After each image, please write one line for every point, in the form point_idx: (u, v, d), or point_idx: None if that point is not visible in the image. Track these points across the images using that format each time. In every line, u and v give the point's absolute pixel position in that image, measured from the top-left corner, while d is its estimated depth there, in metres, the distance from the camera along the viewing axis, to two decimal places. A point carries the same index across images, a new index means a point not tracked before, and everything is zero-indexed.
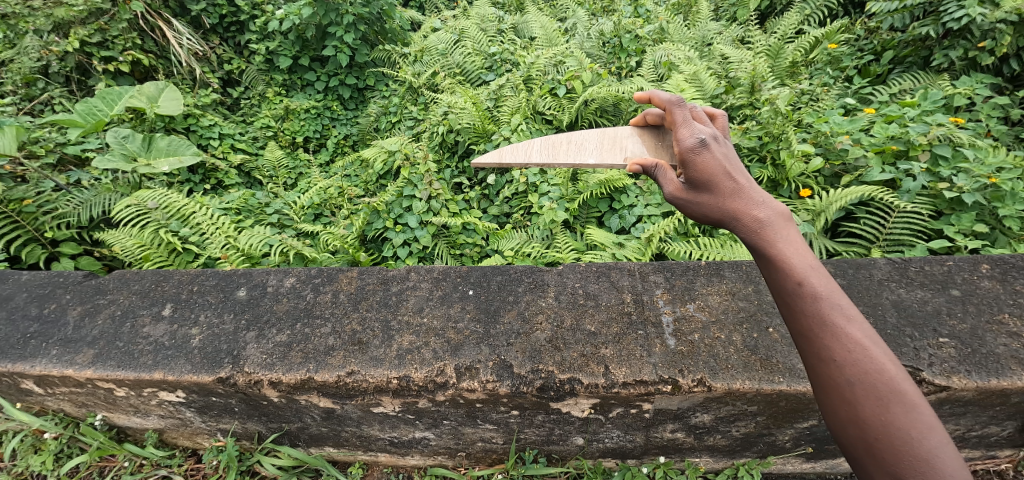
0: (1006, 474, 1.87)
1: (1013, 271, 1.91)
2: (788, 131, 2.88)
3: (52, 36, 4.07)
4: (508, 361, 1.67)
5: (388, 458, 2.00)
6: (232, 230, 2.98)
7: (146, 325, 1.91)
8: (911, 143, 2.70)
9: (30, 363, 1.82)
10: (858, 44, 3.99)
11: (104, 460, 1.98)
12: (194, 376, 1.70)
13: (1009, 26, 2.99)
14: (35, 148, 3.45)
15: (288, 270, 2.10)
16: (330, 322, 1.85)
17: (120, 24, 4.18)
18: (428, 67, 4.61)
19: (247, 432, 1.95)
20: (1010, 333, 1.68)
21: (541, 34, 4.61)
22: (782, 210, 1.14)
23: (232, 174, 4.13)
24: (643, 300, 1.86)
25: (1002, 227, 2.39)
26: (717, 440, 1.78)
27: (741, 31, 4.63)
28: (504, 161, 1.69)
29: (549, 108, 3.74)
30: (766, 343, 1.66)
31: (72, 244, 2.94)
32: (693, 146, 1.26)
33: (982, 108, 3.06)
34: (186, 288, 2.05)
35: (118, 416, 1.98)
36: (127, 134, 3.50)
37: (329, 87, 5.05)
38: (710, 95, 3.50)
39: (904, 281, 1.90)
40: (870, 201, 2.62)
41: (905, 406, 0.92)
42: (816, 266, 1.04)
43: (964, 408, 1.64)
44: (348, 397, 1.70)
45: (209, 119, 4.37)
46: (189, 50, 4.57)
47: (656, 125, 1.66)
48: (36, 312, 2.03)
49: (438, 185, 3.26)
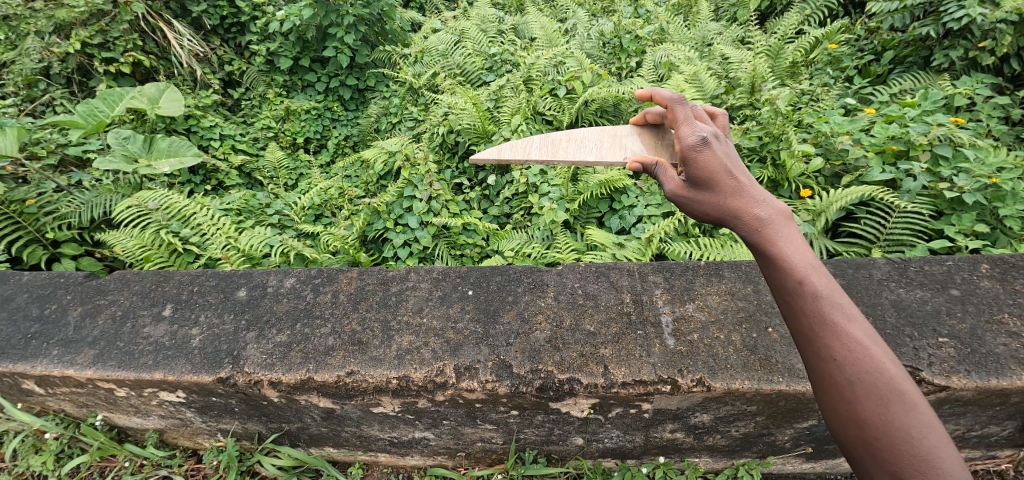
0: (1006, 474, 1.87)
1: (1013, 271, 1.91)
2: (788, 131, 2.88)
3: (53, 38, 4.08)
4: (508, 361, 1.67)
5: (388, 458, 2.00)
6: (233, 231, 2.99)
7: (147, 325, 1.91)
8: (912, 143, 2.70)
9: (32, 363, 1.83)
10: (858, 44, 3.99)
11: (104, 460, 1.99)
12: (194, 376, 1.71)
13: (1009, 26, 2.99)
14: (36, 149, 3.45)
15: (289, 271, 2.10)
16: (330, 323, 1.86)
17: (121, 26, 4.19)
18: (428, 68, 4.61)
19: (247, 433, 1.95)
20: (1010, 333, 1.68)
21: (541, 34, 4.62)
22: (783, 209, 1.14)
23: (232, 175, 4.13)
24: (643, 300, 1.86)
25: (1003, 227, 2.39)
26: (717, 440, 1.78)
27: (741, 31, 4.63)
28: (502, 157, 1.69)
29: (549, 108, 3.75)
30: (766, 343, 1.66)
31: (74, 245, 2.95)
32: (694, 144, 1.27)
33: (982, 107, 3.05)
34: (186, 288, 2.06)
35: (118, 416, 1.98)
36: (128, 135, 3.51)
37: (330, 88, 5.06)
38: (710, 95, 3.50)
39: (904, 280, 1.90)
40: (870, 201, 2.62)
41: (905, 405, 0.92)
42: (817, 265, 1.04)
43: (964, 408, 1.64)
44: (348, 397, 1.71)
45: (210, 120, 4.38)
46: (190, 51, 4.58)
47: (656, 124, 1.66)
48: (37, 313, 2.04)
49: (438, 185, 3.25)
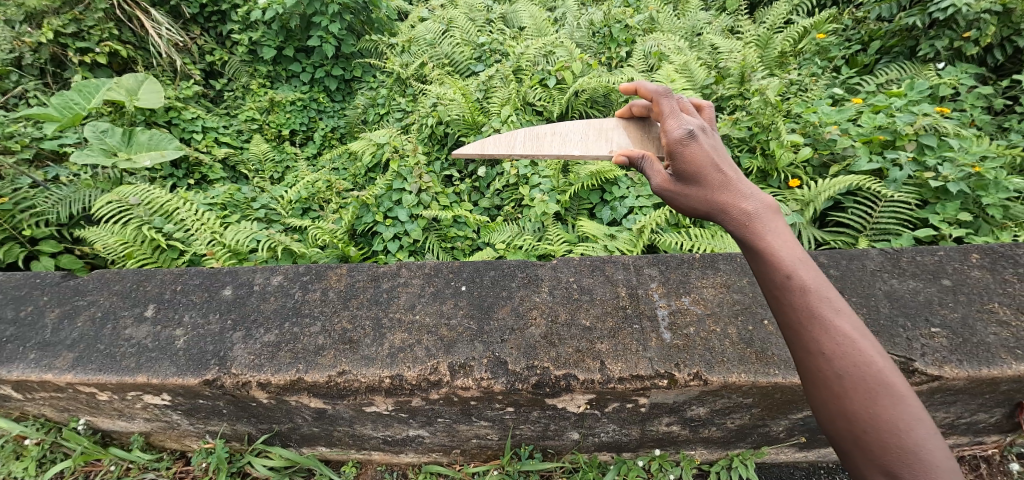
0: (993, 459, 1.90)
1: (1002, 261, 1.93)
2: (777, 121, 2.87)
3: (24, 27, 3.94)
4: (502, 358, 1.64)
5: (382, 457, 1.97)
6: (218, 226, 2.95)
7: (128, 327, 1.85)
8: (899, 133, 2.72)
9: (7, 368, 1.76)
10: (847, 34, 3.99)
11: (88, 465, 1.94)
12: (179, 379, 1.66)
13: (993, 16, 3.00)
14: (10, 143, 3.29)
15: (275, 269, 2.05)
16: (319, 321, 1.81)
17: (96, 14, 4.05)
18: (415, 57, 4.50)
19: (236, 434, 1.91)
20: (999, 322, 1.70)
21: (530, 24, 4.58)
22: (770, 203, 1.12)
23: (216, 168, 4.03)
24: (638, 294, 1.85)
25: (985, 216, 2.41)
26: (711, 432, 1.79)
27: (730, 21, 4.62)
28: (485, 152, 1.69)
29: (539, 99, 3.69)
30: (761, 336, 1.66)
31: (52, 242, 2.80)
32: (681, 137, 1.24)
33: (967, 97, 3.07)
34: (169, 288, 2.00)
35: (102, 420, 1.93)
36: (106, 128, 3.49)
37: (315, 78, 4.94)
38: (700, 85, 3.47)
39: (896, 271, 1.91)
40: (858, 190, 2.63)
41: (893, 398, 0.91)
42: (804, 259, 1.03)
43: (954, 397, 1.66)
44: (340, 397, 1.68)
45: (191, 112, 4.26)
46: (168, 41, 4.43)
47: (642, 117, 1.62)
48: (12, 315, 1.97)
49: (428, 177, 3.17)
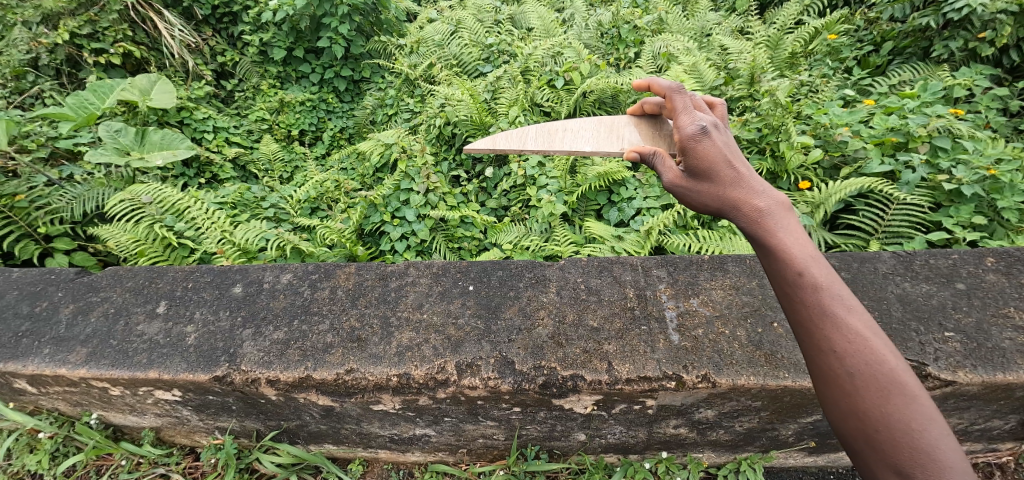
0: (1007, 467, 1.87)
1: (1018, 264, 1.90)
2: (788, 123, 2.84)
3: (41, 29, 4.01)
4: (509, 358, 1.64)
5: (388, 455, 1.98)
6: (228, 225, 2.96)
7: (140, 323, 1.88)
8: (911, 135, 2.68)
9: (22, 363, 1.80)
10: (858, 34, 3.93)
11: (100, 459, 1.97)
12: (190, 375, 1.68)
13: (1009, 17, 2.96)
14: (26, 142, 3.31)
15: (285, 267, 2.06)
16: (328, 319, 1.82)
17: (111, 16, 4.11)
18: (424, 58, 4.51)
19: (245, 430, 1.93)
20: (1014, 326, 1.67)
21: (539, 25, 4.60)
22: (782, 200, 1.11)
23: (226, 168, 4.06)
24: (646, 295, 1.84)
25: (1001, 219, 2.34)
26: (719, 434, 1.77)
27: (740, 21, 4.58)
28: (497, 147, 1.66)
29: (547, 100, 3.68)
30: (771, 338, 1.65)
31: (66, 239, 2.87)
32: (693, 133, 1.23)
33: (982, 99, 3.02)
34: (180, 285, 2.02)
35: (114, 415, 1.95)
36: (119, 128, 3.54)
37: (324, 79, 5.00)
38: (709, 86, 3.42)
39: (908, 274, 1.88)
40: (870, 193, 2.59)
41: (906, 398, 0.90)
42: (816, 256, 1.02)
43: (968, 402, 1.63)
44: (348, 395, 1.68)
45: (203, 112, 4.31)
46: (180, 42, 4.48)
47: (654, 114, 1.62)
48: (27, 311, 2.00)
49: (435, 178, 3.23)
